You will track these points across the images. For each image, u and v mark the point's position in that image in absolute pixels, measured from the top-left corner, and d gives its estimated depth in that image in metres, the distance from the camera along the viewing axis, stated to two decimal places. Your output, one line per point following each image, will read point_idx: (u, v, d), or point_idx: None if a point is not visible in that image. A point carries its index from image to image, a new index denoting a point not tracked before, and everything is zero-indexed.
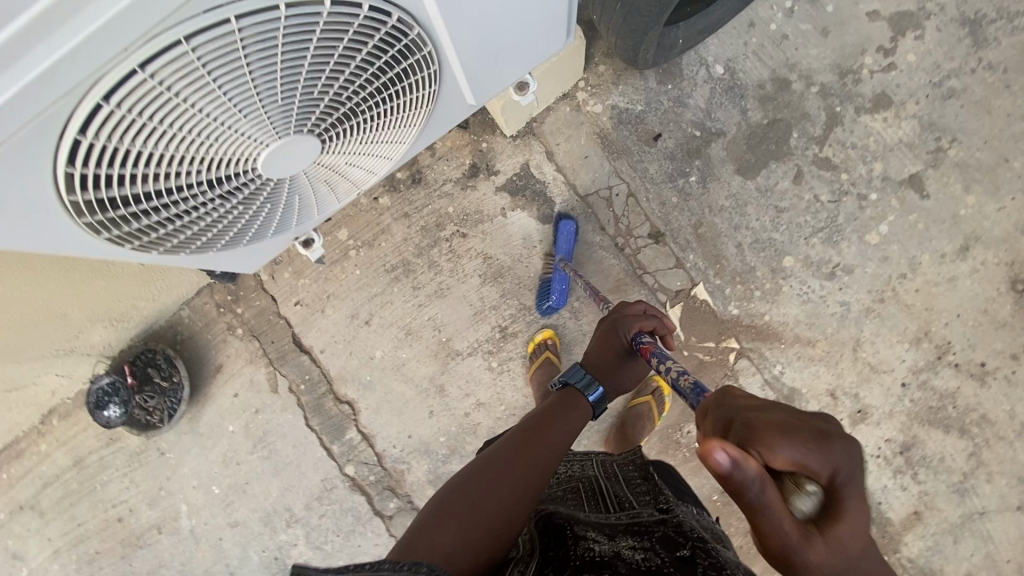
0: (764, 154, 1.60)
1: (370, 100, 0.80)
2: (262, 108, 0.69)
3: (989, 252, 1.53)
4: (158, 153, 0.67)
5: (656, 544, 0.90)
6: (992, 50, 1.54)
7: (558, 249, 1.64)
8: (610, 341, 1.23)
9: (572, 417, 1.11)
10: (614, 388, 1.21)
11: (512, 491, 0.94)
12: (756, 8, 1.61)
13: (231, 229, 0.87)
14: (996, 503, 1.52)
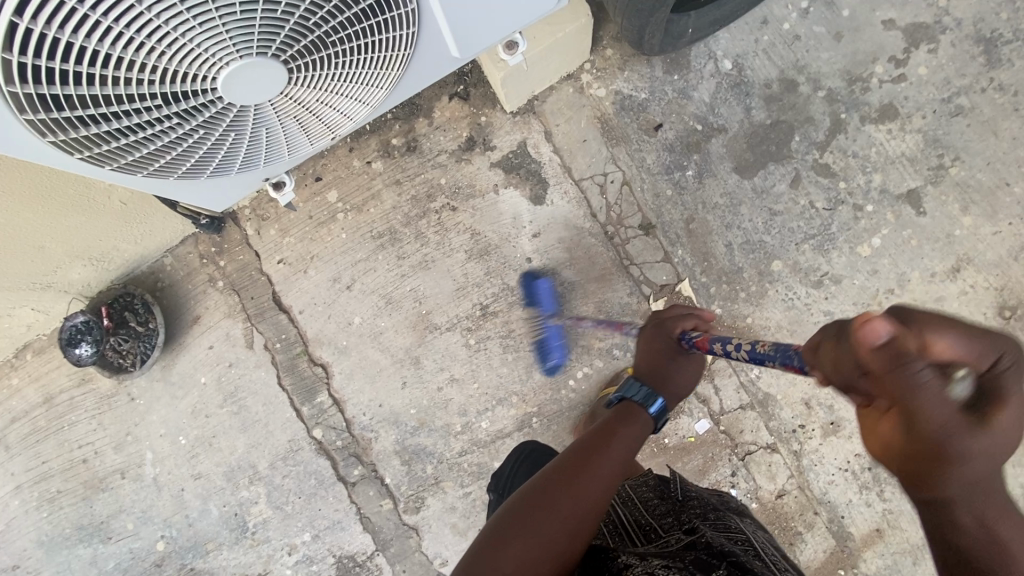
0: (764, 154, 1.57)
1: (340, 35, 0.77)
2: (221, 24, 0.67)
3: (980, 275, 1.51)
4: (107, 54, 0.65)
5: (689, 564, 0.88)
6: (1005, 71, 1.51)
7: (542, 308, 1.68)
8: (655, 350, 1.09)
9: (634, 431, 1.02)
10: (678, 393, 1.08)
11: (572, 514, 0.88)
12: (771, 5, 1.58)
13: (193, 154, 0.85)
14: None
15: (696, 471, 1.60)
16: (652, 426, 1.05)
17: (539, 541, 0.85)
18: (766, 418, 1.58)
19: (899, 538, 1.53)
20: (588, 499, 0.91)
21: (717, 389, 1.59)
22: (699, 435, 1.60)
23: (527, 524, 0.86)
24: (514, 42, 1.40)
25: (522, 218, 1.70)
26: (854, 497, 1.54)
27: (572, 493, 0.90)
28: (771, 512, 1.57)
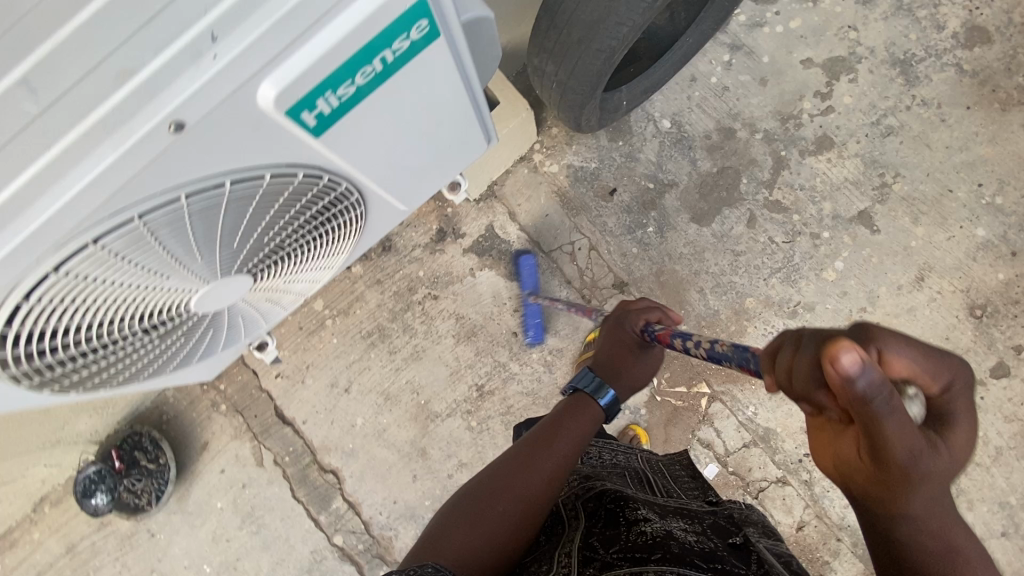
0: (716, 201, 1.66)
1: (296, 236, 0.83)
2: (183, 267, 0.74)
3: (944, 281, 1.56)
4: (88, 324, 0.71)
5: (707, 530, 0.97)
6: (925, 87, 1.60)
7: (524, 285, 1.73)
8: (621, 341, 1.19)
9: (580, 423, 1.07)
10: (628, 385, 1.16)
11: (514, 508, 0.94)
12: (696, 63, 1.69)
13: (182, 358, 0.91)
14: (981, 531, 1.52)
15: None
16: (602, 417, 1.11)
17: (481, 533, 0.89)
18: (771, 453, 1.61)
19: None
20: (530, 491, 0.96)
21: (718, 432, 1.63)
22: (710, 480, 1.62)
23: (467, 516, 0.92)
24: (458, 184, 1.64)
25: (501, 295, 1.76)
26: None
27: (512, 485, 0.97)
28: (795, 545, 1.58)
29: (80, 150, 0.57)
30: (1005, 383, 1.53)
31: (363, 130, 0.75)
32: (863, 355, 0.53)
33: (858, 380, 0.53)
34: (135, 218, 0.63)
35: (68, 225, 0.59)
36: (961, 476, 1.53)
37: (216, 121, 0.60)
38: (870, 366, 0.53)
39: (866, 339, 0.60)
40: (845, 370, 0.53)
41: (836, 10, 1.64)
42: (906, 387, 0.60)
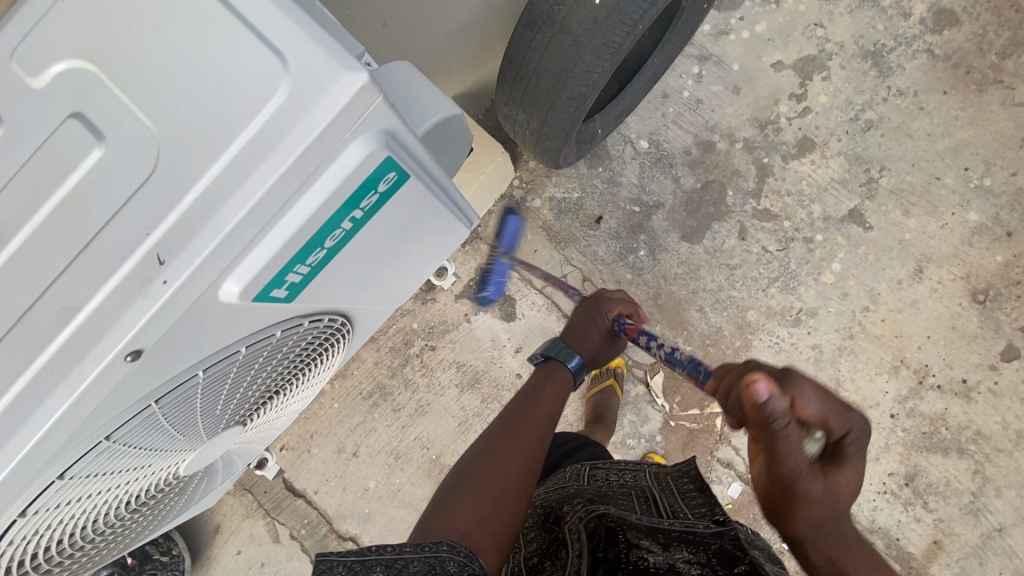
0: (705, 217, 1.62)
1: (286, 381, 0.72)
2: (164, 451, 0.64)
3: (942, 270, 1.55)
4: (73, 539, 0.62)
5: (714, 560, 0.77)
6: (898, 77, 1.58)
7: (501, 241, 1.61)
8: (591, 325, 1.13)
9: (556, 391, 1.05)
10: (589, 360, 1.12)
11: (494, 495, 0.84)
12: (666, 79, 1.66)
13: (181, 505, 0.83)
14: (1011, 517, 1.51)
15: None
16: (570, 385, 1.08)
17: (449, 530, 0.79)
18: None
19: (958, 544, 1.52)
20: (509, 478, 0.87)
21: (737, 450, 1.60)
22: (735, 500, 1.59)
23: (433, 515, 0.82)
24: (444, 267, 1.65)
25: (500, 337, 1.72)
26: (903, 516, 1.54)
27: (494, 474, 0.86)
28: None
29: (31, 394, 0.48)
30: (1016, 366, 1.52)
31: (336, 271, 0.62)
32: (772, 390, 0.66)
33: (762, 407, 0.67)
34: (103, 440, 0.54)
35: (27, 473, 0.50)
36: (984, 464, 1.52)
37: (174, 333, 0.52)
38: (777, 399, 0.67)
39: (789, 383, 0.70)
40: (756, 397, 0.67)
41: (800, 9, 1.63)
42: (812, 431, 0.73)
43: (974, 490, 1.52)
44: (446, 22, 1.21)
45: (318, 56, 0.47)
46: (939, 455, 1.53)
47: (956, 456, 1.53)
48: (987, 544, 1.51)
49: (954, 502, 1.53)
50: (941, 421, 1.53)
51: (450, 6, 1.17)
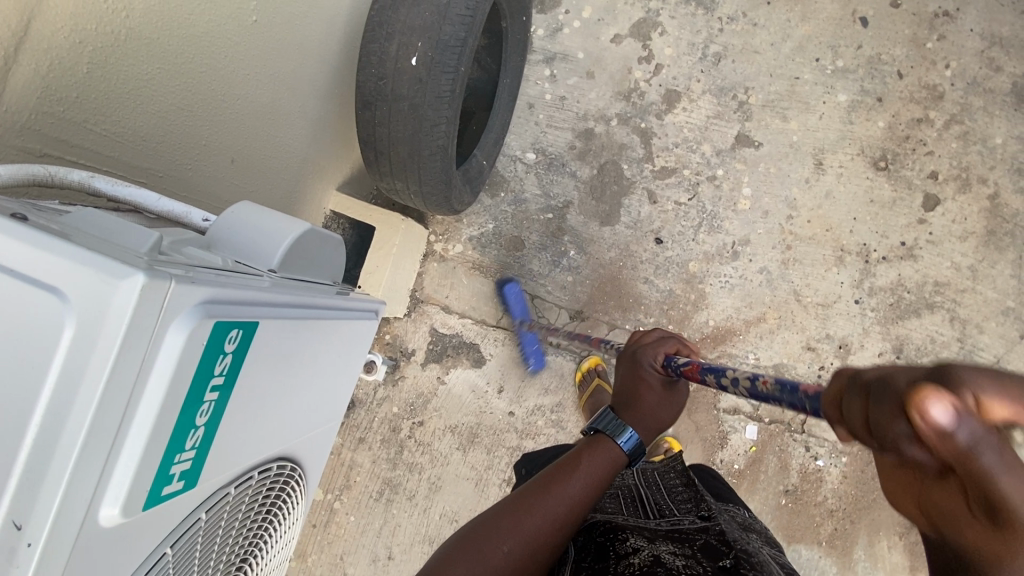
0: (613, 197, 1.67)
1: (244, 547, 0.64)
2: None
3: (839, 155, 1.62)
4: None
5: (699, 552, 0.83)
6: (723, 5, 1.67)
7: (515, 314, 1.67)
8: (638, 383, 1.03)
9: (594, 469, 0.94)
10: (652, 424, 1.01)
11: (519, 548, 0.83)
12: (525, 90, 1.72)
13: None
14: (1003, 345, 1.55)
15: (779, 470, 1.58)
16: (625, 461, 0.97)
17: None
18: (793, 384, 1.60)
19: None
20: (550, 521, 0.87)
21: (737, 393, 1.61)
22: (756, 440, 1.59)
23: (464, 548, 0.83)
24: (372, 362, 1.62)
25: (479, 385, 1.70)
26: None
27: (511, 524, 0.86)
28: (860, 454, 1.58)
29: None
30: (941, 211, 1.58)
31: (245, 427, 0.57)
32: (952, 401, 0.39)
33: (953, 441, 0.39)
34: None
35: None
36: (956, 310, 1.56)
37: None
38: (965, 415, 0.39)
39: (960, 380, 0.41)
40: (933, 427, 0.39)
41: None
42: (1017, 434, 0.41)
43: (958, 335, 1.56)
44: (288, 130, 1.22)
45: (87, 267, 0.37)
46: (914, 318, 1.57)
47: (929, 313, 1.57)
48: None
49: (947, 355, 1.56)
50: (900, 287, 1.58)
51: (285, 116, 1.19)
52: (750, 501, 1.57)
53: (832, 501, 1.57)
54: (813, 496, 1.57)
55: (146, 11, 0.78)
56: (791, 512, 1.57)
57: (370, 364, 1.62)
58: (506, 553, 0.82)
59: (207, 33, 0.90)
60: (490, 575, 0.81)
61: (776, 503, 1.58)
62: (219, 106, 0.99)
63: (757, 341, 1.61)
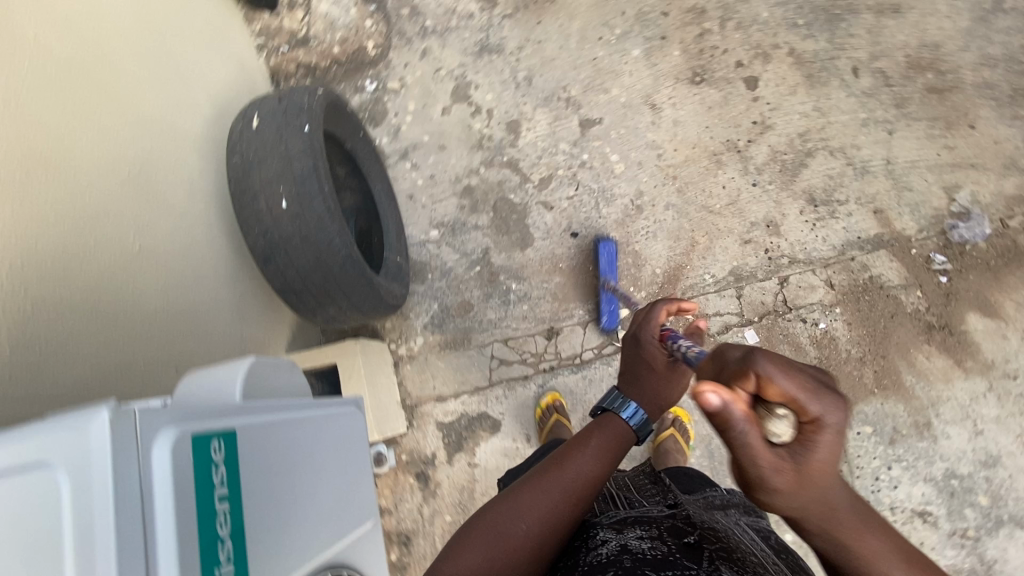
0: (518, 224, 1.83)
1: None
2: None
3: (663, 91, 1.85)
4: None
5: (665, 532, 0.85)
6: (508, 42, 1.96)
7: (603, 274, 1.72)
8: (639, 360, 1.08)
9: (604, 441, 0.99)
10: (654, 403, 1.06)
11: (540, 521, 0.87)
12: (399, 188, 1.89)
13: None
14: (882, 148, 1.74)
15: (795, 352, 1.64)
16: (634, 438, 1.03)
17: (497, 560, 0.83)
18: (754, 277, 1.70)
19: (885, 196, 1.71)
20: (570, 492, 0.90)
21: (718, 312, 1.68)
22: (760, 341, 1.65)
23: (474, 534, 0.86)
24: (380, 454, 1.65)
25: (508, 445, 1.70)
26: (842, 221, 1.70)
27: (529, 500, 0.89)
28: (848, 296, 1.66)
29: None
30: (764, 84, 1.81)
31: (278, 531, 0.59)
32: (720, 394, 0.61)
33: (715, 412, 0.62)
34: None
35: None
36: (829, 144, 1.75)
37: None
38: (729, 403, 0.61)
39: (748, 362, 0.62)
40: (704, 402, 0.62)
41: (419, 74, 1.97)
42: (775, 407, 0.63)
43: (845, 162, 1.74)
44: (214, 323, 1.31)
45: (57, 436, 0.44)
46: (805, 169, 1.74)
47: (812, 159, 1.75)
48: (895, 177, 1.72)
49: (848, 180, 1.73)
50: (777, 153, 1.76)
51: (205, 312, 1.28)
52: None
53: (855, 350, 1.62)
54: (836, 355, 1.63)
55: (44, 282, 0.88)
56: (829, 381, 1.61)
57: (376, 456, 1.66)
58: (528, 530, 0.86)
59: (102, 275, 1.00)
60: (512, 551, 0.84)
61: None
62: (143, 330, 1.08)
63: (703, 261, 1.73)
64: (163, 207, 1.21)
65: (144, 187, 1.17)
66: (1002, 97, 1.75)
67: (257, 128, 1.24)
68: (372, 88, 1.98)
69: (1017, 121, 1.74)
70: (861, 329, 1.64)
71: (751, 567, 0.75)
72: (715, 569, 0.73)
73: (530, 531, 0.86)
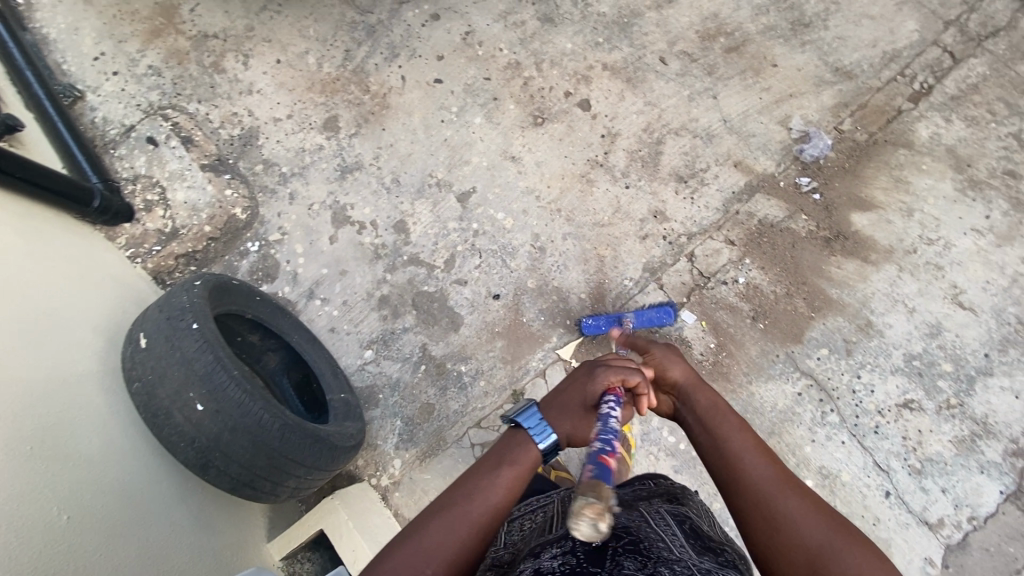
0: (442, 310, 1.86)
1: None
2: None
3: (515, 141, 1.98)
4: None
5: (576, 540, 0.90)
6: (363, 156, 2.05)
7: (637, 321, 1.71)
8: (575, 399, 1.07)
9: (526, 459, 0.98)
10: (568, 433, 1.05)
11: (464, 543, 0.88)
12: (318, 327, 1.89)
13: None
14: (715, 111, 1.92)
15: (731, 312, 1.72)
16: (542, 459, 1.01)
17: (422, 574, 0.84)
18: (666, 263, 1.79)
19: (736, 149, 1.87)
20: (489, 510, 0.92)
21: (650, 309, 1.76)
22: (699, 317, 1.72)
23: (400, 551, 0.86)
24: None
25: None
26: (713, 184, 1.85)
27: (455, 520, 0.90)
28: (750, 244, 1.78)
29: None
30: (595, 101, 1.99)
31: None
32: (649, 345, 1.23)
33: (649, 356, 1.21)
34: None
35: None
36: (672, 127, 1.92)
37: None
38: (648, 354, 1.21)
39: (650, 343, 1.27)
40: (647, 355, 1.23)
41: (294, 217, 2.02)
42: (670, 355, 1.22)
43: (691, 135, 1.91)
44: (176, 551, 1.23)
45: None
46: (662, 156, 1.89)
47: (664, 144, 1.91)
48: (737, 130, 1.90)
49: (700, 149, 1.89)
50: (634, 152, 1.91)
51: (162, 544, 1.21)
52: (745, 348, 1.68)
53: (778, 287, 1.73)
54: (767, 299, 1.72)
55: None
56: (772, 324, 1.69)
57: None
58: (451, 550, 0.87)
59: (37, 564, 0.93)
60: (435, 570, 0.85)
61: (759, 330, 1.69)
62: None
63: (617, 269, 1.81)
64: (79, 462, 1.16)
65: (53, 451, 1.11)
66: (786, 32, 2.00)
67: (147, 345, 1.21)
68: (255, 247, 2.00)
69: (806, 46, 1.98)
70: (775, 267, 1.75)
71: (653, 557, 0.82)
72: (618, 568, 0.78)
73: (453, 550, 0.87)
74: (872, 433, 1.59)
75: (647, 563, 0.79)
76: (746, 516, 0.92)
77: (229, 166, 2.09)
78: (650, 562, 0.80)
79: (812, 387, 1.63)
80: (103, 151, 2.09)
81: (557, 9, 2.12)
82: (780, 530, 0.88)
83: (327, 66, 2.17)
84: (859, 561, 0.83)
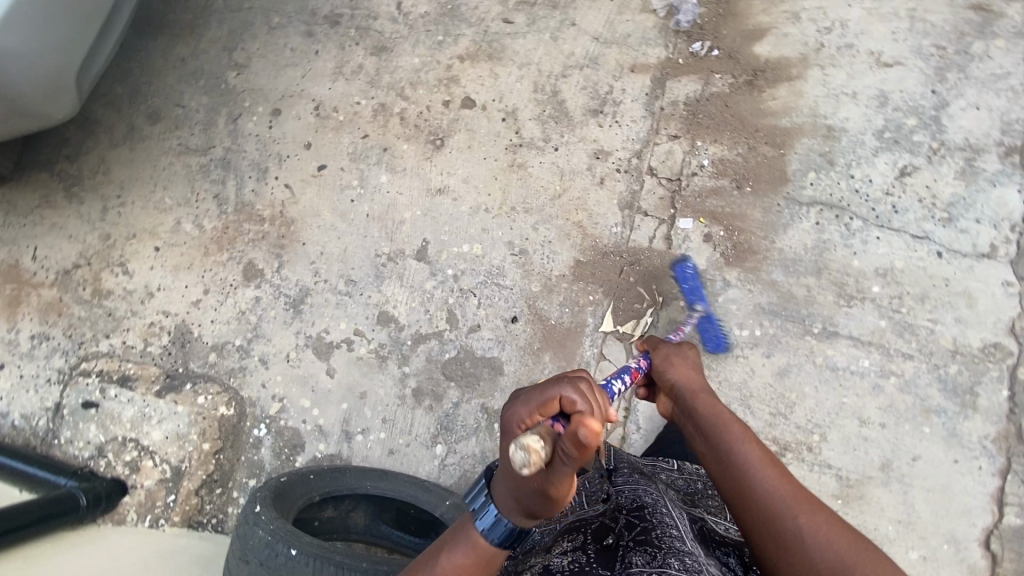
0: (476, 364, 1.76)
1: None
2: None
3: (431, 175, 1.88)
4: None
5: (590, 537, 0.98)
6: (304, 280, 1.89)
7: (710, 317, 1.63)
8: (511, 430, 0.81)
9: (474, 554, 0.87)
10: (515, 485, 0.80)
11: None
12: (377, 458, 1.76)
13: None
14: (582, 37, 1.89)
15: (718, 194, 1.72)
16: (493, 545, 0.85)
17: None
18: (636, 191, 1.77)
19: (624, 57, 1.85)
20: None
21: (652, 238, 1.73)
22: (695, 217, 1.72)
23: None
24: None
25: None
26: (626, 99, 1.83)
27: None
28: (692, 128, 1.77)
29: None
30: (475, 95, 1.91)
31: None
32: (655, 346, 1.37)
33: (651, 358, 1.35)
34: None
35: None
36: (557, 73, 1.88)
37: None
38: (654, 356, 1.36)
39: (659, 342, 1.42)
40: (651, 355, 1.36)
41: (281, 378, 1.85)
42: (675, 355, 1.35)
43: (577, 70, 1.87)
44: None
45: None
46: (567, 103, 1.85)
47: (561, 92, 1.86)
48: (612, 41, 1.87)
49: (594, 76, 1.86)
50: (541, 116, 1.86)
51: None
52: (750, 216, 1.69)
53: (739, 147, 1.73)
54: (738, 163, 1.73)
55: None
56: (756, 182, 1.71)
57: None
58: None
59: None
60: None
61: (751, 194, 1.71)
62: None
63: (600, 224, 1.77)
64: None
65: None
66: None
67: None
68: (264, 431, 1.82)
69: None
70: (724, 132, 1.75)
71: (661, 546, 0.93)
72: (627, 567, 0.89)
73: None
74: (895, 214, 1.64)
75: (656, 554, 0.91)
76: (729, 503, 1.04)
77: (182, 375, 1.87)
78: (659, 553, 0.90)
79: (824, 210, 1.67)
80: (48, 446, 1.83)
81: (383, 35, 2.01)
82: (751, 509, 0.99)
83: (208, 222, 1.97)
84: (828, 531, 0.90)
